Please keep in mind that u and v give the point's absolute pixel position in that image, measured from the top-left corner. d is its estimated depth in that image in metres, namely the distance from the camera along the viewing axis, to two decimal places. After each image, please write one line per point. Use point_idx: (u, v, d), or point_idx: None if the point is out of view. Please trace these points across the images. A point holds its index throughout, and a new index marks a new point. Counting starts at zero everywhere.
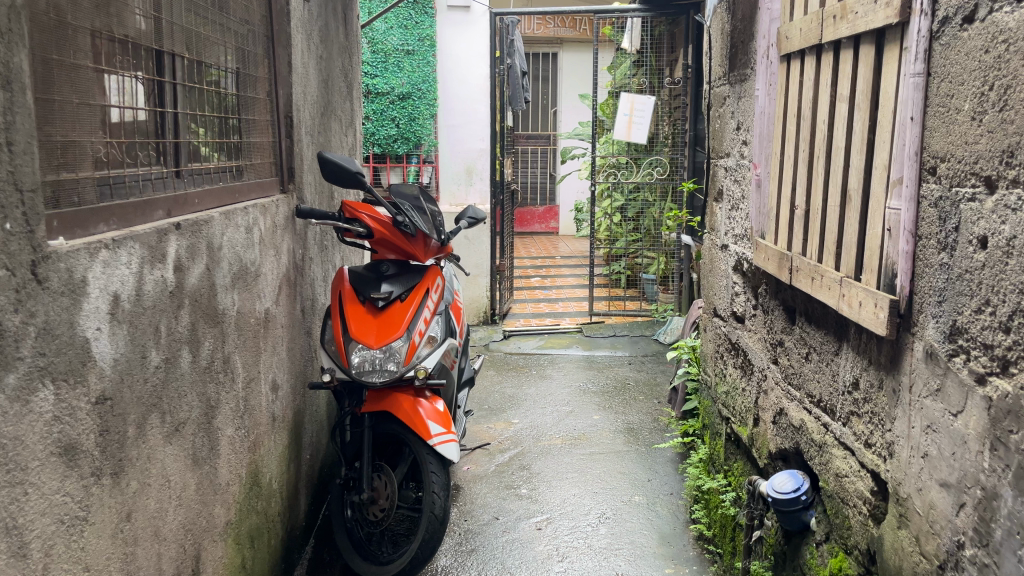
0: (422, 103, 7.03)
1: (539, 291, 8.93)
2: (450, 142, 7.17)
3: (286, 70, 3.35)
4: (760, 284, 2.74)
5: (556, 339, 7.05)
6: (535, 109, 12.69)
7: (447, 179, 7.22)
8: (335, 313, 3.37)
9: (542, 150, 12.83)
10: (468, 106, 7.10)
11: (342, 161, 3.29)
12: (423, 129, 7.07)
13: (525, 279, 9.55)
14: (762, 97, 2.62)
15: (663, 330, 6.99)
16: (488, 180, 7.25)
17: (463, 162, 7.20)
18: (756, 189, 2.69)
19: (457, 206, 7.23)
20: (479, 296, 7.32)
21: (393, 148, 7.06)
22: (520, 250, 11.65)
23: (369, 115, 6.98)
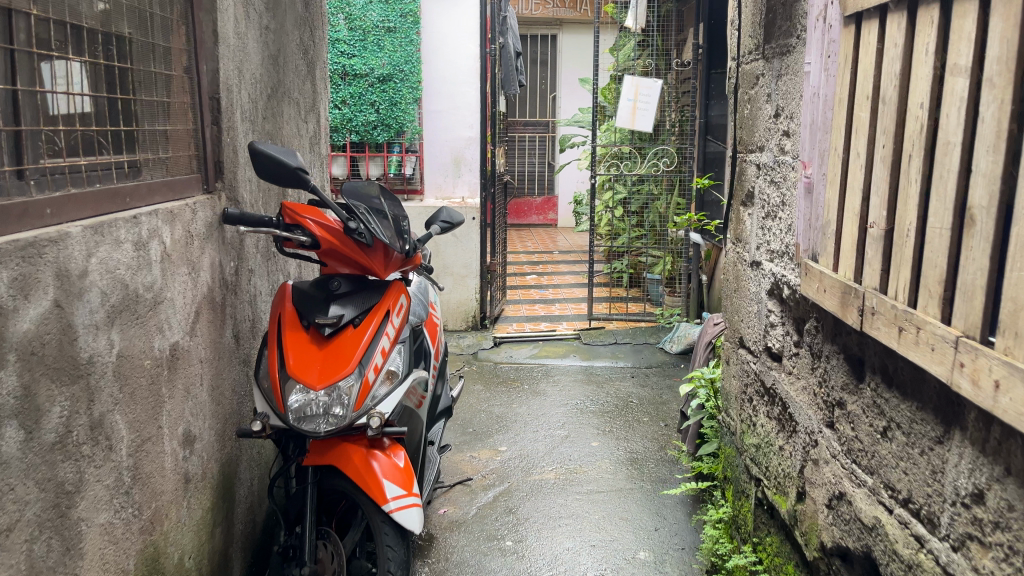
0: (405, 86, 6.33)
1: (535, 291, 8.29)
2: (436, 129, 6.53)
3: (211, 40, 2.70)
4: (809, 319, 2.10)
5: (552, 347, 6.42)
6: (533, 95, 12.02)
7: (432, 170, 6.59)
8: (272, 342, 2.74)
9: (540, 138, 12.16)
10: (455, 90, 6.48)
11: (279, 154, 2.64)
12: (406, 115, 6.36)
13: (521, 277, 8.90)
14: (815, 74, 1.98)
15: (668, 339, 6.36)
16: (478, 171, 6.62)
17: (451, 152, 6.57)
18: (804, 195, 2.05)
19: (444, 200, 6.61)
20: (468, 299, 6.67)
21: (372, 136, 6.36)
22: (515, 244, 11.00)
23: (346, 99, 6.27)
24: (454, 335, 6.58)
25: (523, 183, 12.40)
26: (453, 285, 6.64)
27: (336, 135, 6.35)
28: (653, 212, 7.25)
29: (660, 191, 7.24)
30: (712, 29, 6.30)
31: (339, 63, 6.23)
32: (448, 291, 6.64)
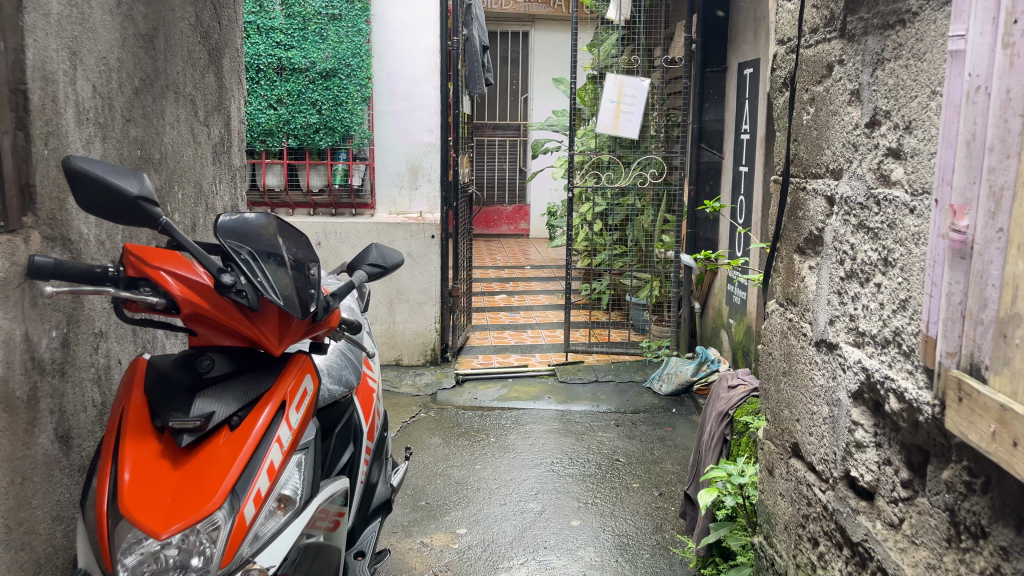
0: (352, 84, 5.44)
1: (504, 314, 7.43)
2: (389, 133, 5.66)
3: (11, 5, 1.81)
4: (951, 463, 1.26)
5: (523, 387, 5.54)
6: (502, 96, 11.18)
7: (385, 181, 5.72)
8: (106, 454, 1.83)
9: (510, 142, 11.30)
10: (411, 89, 5.63)
11: (109, 174, 1.74)
12: (353, 117, 5.46)
13: (489, 297, 8.04)
14: (974, 54, 1.15)
15: (654, 376, 5.54)
16: (438, 183, 5.76)
17: (406, 160, 5.70)
18: (948, 259, 1.21)
19: (399, 215, 5.74)
20: (426, 329, 5.77)
21: (313, 140, 5.44)
22: (484, 258, 10.13)
23: (282, 97, 5.38)
24: (409, 372, 5.69)
25: (493, 191, 11.54)
26: (409, 314, 5.74)
27: (271, 139, 5.43)
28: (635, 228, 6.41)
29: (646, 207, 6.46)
30: (732, 46, 5.40)
31: (274, 56, 5.33)
32: (403, 321, 5.75)
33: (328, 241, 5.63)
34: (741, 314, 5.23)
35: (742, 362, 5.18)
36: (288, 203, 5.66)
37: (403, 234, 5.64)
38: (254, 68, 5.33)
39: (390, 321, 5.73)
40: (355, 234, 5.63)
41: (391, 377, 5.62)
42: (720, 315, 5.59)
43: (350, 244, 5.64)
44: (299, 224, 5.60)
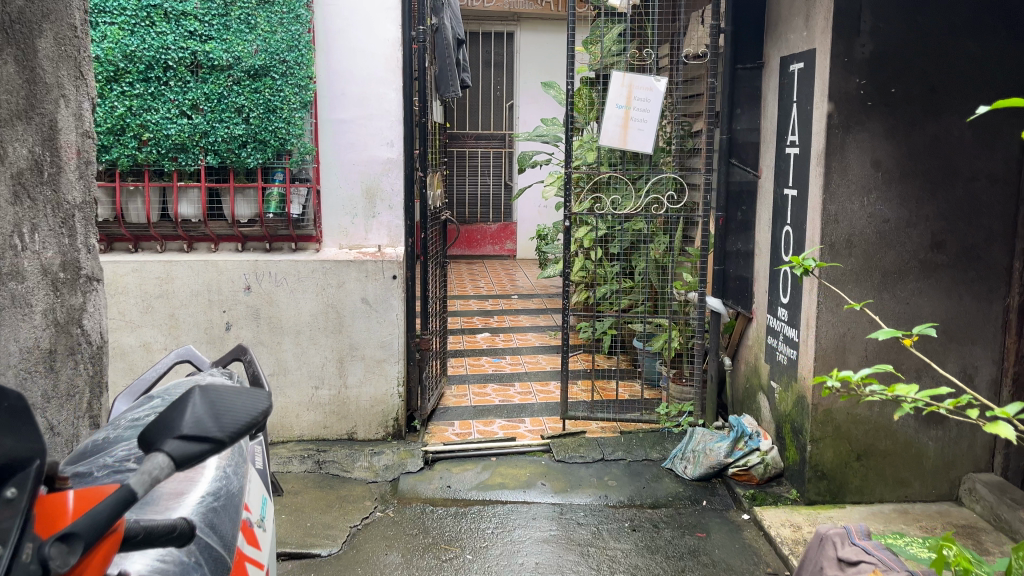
0: (288, 85, 4.24)
1: (488, 360, 6.23)
2: (338, 147, 4.50)
3: None
4: None
5: (509, 469, 4.35)
6: (485, 102, 10.05)
7: (334, 207, 4.54)
8: None
9: (494, 154, 10.16)
10: (365, 91, 4.48)
11: None
12: (289, 127, 4.26)
13: (470, 337, 6.85)
14: None
15: (676, 454, 4.38)
16: (400, 209, 4.58)
17: (360, 180, 4.53)
18: None
19: (352, 250, 4.56)
20: (388, 394, 4.56)
21: (238, 157, 4.25)
22: (465, 286, 8.93)
23: (198, 102, 4.18)
24: (364, 451, 4.48)
25: (475, 208, 10.36)
26: (365, 376, 4.53)
27: (183, 155, 4.22)
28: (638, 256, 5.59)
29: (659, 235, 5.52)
30: (769, 34, 4.26)
31: (187, 49, 4.12)
32: (357, 384, 4.54)
33: (261, 284, 4.41)
34: (788, 378, 4.06)
35: (791, 441, 4.00)
36: (210, 236, 4.44)
37: (355, 275, 4.45)
38: (160, 64, 4.12)
39: (340, 384, 4.53)
40: (295, 275, 4.42)
41: (341, 457, 4.42)
42: (759, 376, 4.44)
43: (288, 289, 4.42)
44: (222, 263, 4.37)
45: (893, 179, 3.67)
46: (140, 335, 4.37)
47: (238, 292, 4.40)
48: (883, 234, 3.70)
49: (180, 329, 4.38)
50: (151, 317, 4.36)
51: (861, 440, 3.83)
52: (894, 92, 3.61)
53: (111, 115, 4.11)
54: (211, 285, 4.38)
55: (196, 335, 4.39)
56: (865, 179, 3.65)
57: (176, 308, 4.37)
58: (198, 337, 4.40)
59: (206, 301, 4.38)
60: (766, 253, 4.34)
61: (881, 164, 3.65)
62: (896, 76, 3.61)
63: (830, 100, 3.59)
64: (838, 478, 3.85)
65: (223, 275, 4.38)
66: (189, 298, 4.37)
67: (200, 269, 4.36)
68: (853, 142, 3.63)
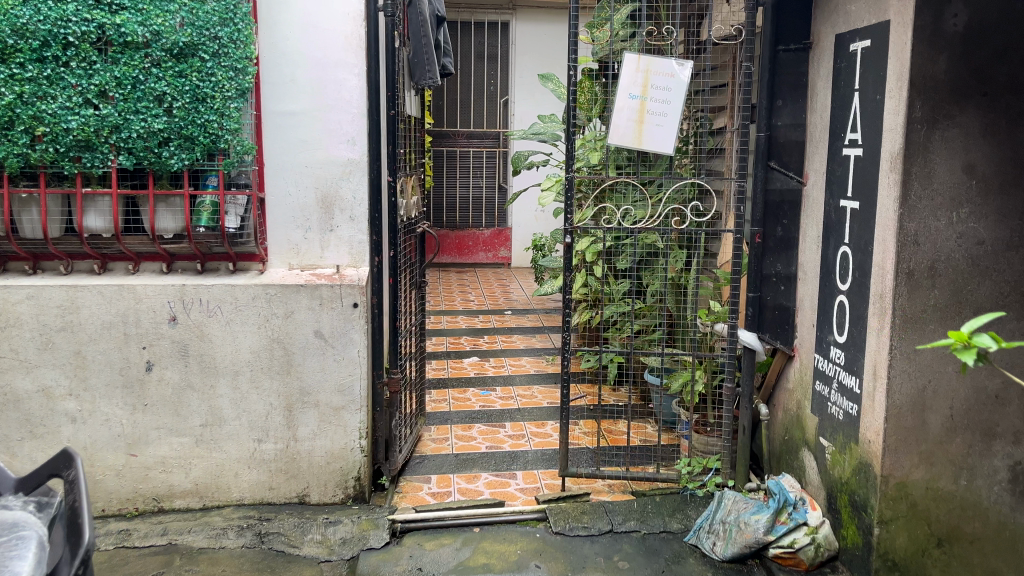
0: (220, 67, 3.40)
1: (475, 393, 5.38)
2: (286, 145, 3.66)
3: None
4: None
5: (495, 544, 3.51)
6: (478, 97, 9.23)
7: (282, 219, 3.71)
8: None
9: (487, 154, 9.34)
10: (320, 76, 3.64)
11: None
12: (222, 121, 3.43)
13: (456, 362, 6.00)
14: None
15: (701, 525, 3.55)
16: (364, 222, 3.74)
17: (314, 186, 3.70)
18: None
19: (304, 272, 3.72)
20: (347, 448, 3.72)
21: (158, 157, 3.41)
22: (454, 299, 8.09)
23: (108, 88, 3.33)
24: (317, 519, 3.64)
25: (467, 212, 9.53)
26: (319, 426, 3.70)
27: (88, 155, 3.36)
28: (653, 274, 4.74)
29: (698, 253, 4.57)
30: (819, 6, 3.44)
31: (92, 22, 3.27)
32: (309, 436, 3.70)
33: (189, 315, 3.56)
34: (846, 437, 3.23)
35: (851, 518, 3.17)
36: (128, 254, 3.58)
37: (306, 303, 3.61)
38: (58, 40, 3.27)
39: (289, 437, 3.69)
40: (232, 303, 3.58)
41: (288, 528, 3.57)
42: (803, 430, 3.61)
43: (224, 320, 3.58)
44: (142, 289, 3.52)
45: (991, 189, 2.85)
46: (37, 378, 3.52)
47: (161, 325, 3.55)
48: (976, 260, 2.88)
49: (88, 370, 3.53)
50: (51, 356, 3.51)
51: (941, 522, 3.02)
52: (993, 78, 2.80)
53: None
54: (127, 316, 3.52)
55: (109, 378, 3.55)
56: (954, 188, 2.83)
57: (82, 344, 3.52)
58: (112, 380, 3.56)
59: (120, 335, 3.53)
60: (814, 279, 3.50)
61: (976, 170, 2.83)
62: (994, 56, 2.79)
63: (912, 87, 2.76)
64: (913, 570, 3.03)
65: (142, 303, 3.53)
66: (99, 332, 3.52)
67: (114, 296, 3.51)
68: (940, 141, 2.80)
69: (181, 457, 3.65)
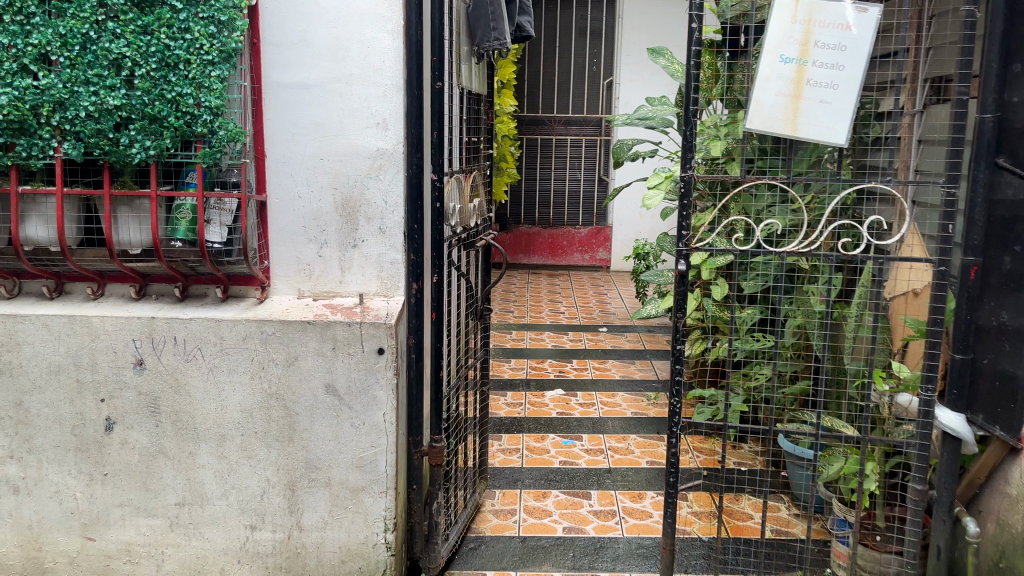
0: (197, 20, 2.43)
1: (555, 441, 4.26)
2: (294, 130, 2.68)
3: None
4: None
5: None
6: (578, 79, 8.15)
7: (290, 230, 2.74)
8: None
9: (587, 143, 8.23)
10: (340, 35, 2.62)
11: None
12: (199, 96, 2.47)
13: (536, 394, 4.93)
14: None
15: None
16: (399, 237, 2.73)
17: (332, 187, 2.71)
18: None
19: (317, 302, 2.75)
20: (367, 543, 2.73)
21: (114, 146, 2.48)
22: (542, 309, 7.02)
23: (49, 49, 2.43)
24: None
25: (561, 209, 8.45)
26: (330, 513, 2.72)
27: (24, 141, 2.48)
28: (796, 305, 3.53)
29: (857, 273, 3.34)
30: None
31: None
32: (317, 525, 2.73)
33: (160, 358, 2.64)
34: None
35: None
36: (87, 273, 2.69)
37: (315, 347, 2.63)
38: None
39: (290, 524, 2.73)
40: (216, 345, 2.63)
41: None
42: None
43: (205, 367, 2.64)
44: (99, 322, 2.61)
45: None
46: None
47: (124, 370, 2.64)
48: None
49: (32, 428, 2.67)
50: None
51: None
52: None
53: None
54: (80, 357, 2.63)
55: (58, 438, 2.68)
56: None
57: (25, 393, 2.66)
58: (62, 441, 2.68)
59: (72, 383, 2.65)
60: None
61: None
62: None
63: None
64: None
65: (98, 341, 2.63)
66: (45, 378, 2.65)
67: (64, 331, 2.62)
68: None
69: (151, 544, 2.74)
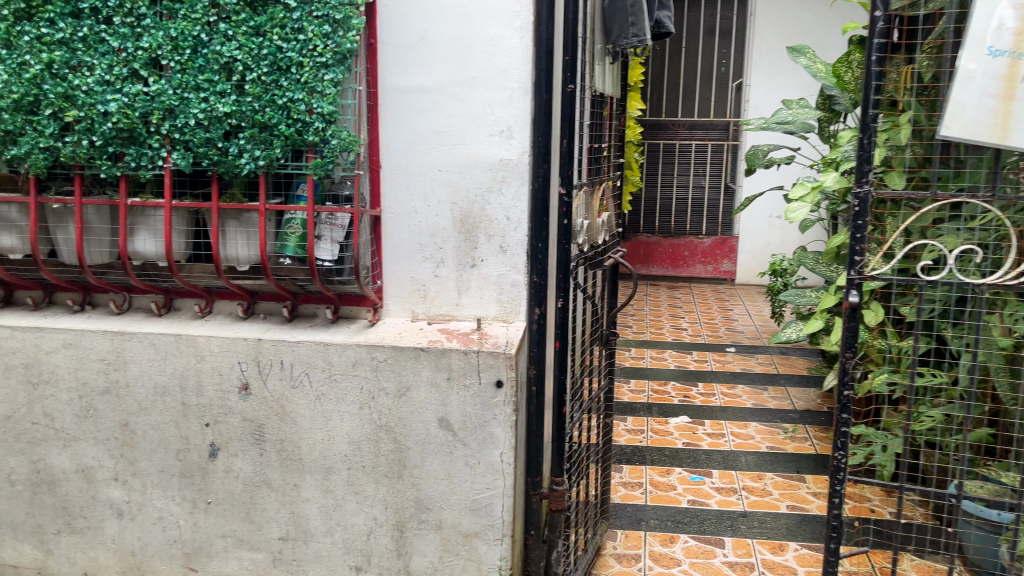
0: (311, 19, 2.24)
1: (682, 476, 3.89)
2: (412, 140, 2.45)
3: None
4: None
5: None
6: (705, 80, 7.68)
7: (404, 249, 2.52)
8: None
9: (713, 148, 7.77)
10: (463, 34, 2.38)
11: None
12: (312, 101, 2.27)
13: (660, 421, 4.57)
14: None
15: None
16: (522, 256, 2.46)
17: (450, 202, 2.46)
18: None
19: (432, 327, 2.51)
20: None
21: (223, 155, 2.32)
22: (663, 324, 6.63)
23: (160, 53, 2.30)
24: None
25: (684, 217, 8.01)
26: (440, 559, 2.47)
27: (133, 150, 2.36)
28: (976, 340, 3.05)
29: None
30: None
31: None
32: (426, 571, 2.49)
33: (266, 383, 2.46)
34: None
35: None
36: (194, 290, 2.55)
37: (429, 378, 2.38)
38: None
39: (398, 568, 2.50)
40: (324, 370, 2.43)
41: None
42: None
43: (312, 394, 2.45)
44: (205, 342, 2.46)
45: None
46: (75, 455, 2.58)
47: (230, 395, 2.48)
48: None
49: (137, 451, 2.55)
50: (92, 426, 2.56)
51: None
52: None
53: (21, 77, 2.33)
54: (186, 379, 2.49)
55: (162, 463, 2.55)
56: None
57: (131, 414, 2.54)
58: (167, 466, 2.55)
59: (177, 406, 2.51)
60: None
61: None
62: None
63: None
64: None
65: (204, 363, 2.48)
66: (150, 400, 2.52)
67: (170, 351, 2.48)
68: None
69: None
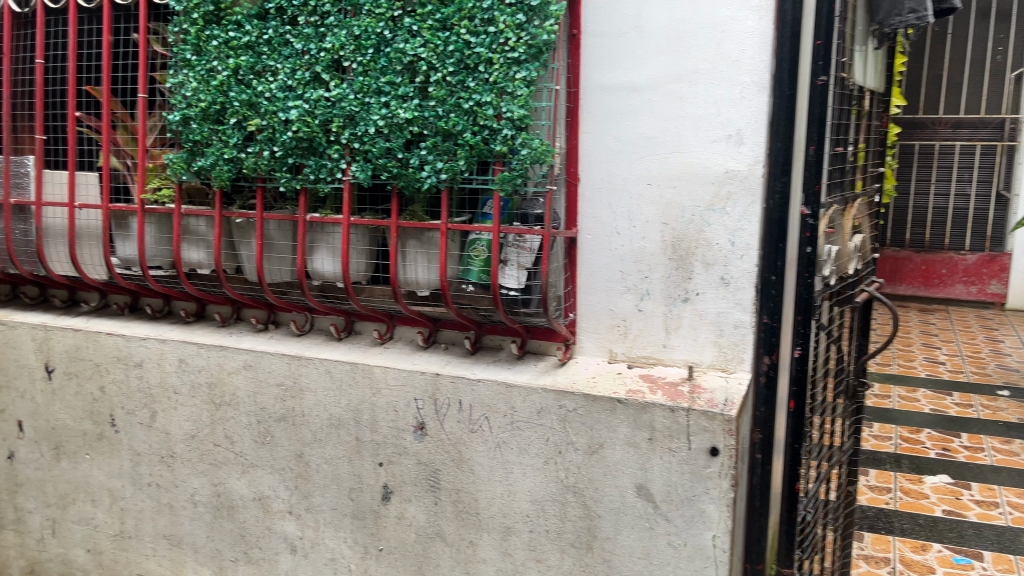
0: (504, 8, 1.91)
1: (943, 556, 3.16)
2: (617, 147, 2.05)
3: None
4: None
5: None
6: (976, 71, 6.58)
7: (603, 276, 2.13)
8: None
9: (983, 150, 6.64)
10: (685, 18, 1.94)
11: None
12: (502, 103, 1.94)
13: (911, 478, 3.81)
14: None
15: None
16: (748, 291, 1.97)
17: (661, 222, 2.03)
18: None
19: (633, 371, 2.09)
20: None
21: (403, 168, 2.05)
22: (913, 355, 5.70)
23: (342, 54, 2.07)
24: None
25: (942, 230, 6.92)
26: None
27: (313, 161, 2.16)
28: None
29: None
30: None
31: None
32: None
33: (443, 424, 2.17)
34: None
35: None
36: (374, 314, 2.32)
37: (627, 435, 1.97)
38: None
39: None
40: (506, 415, 2.09)
41: None
42: None
43: (492, 441, 2.12)
44: (381, 373, 2.22)
45: None
46: (253, 482, 2.45)
47: (405, 433, 2.22)
48: None
49: (311, 485, 2.37)
50: (269, 454, 2.41)
51: None
52: None
53: (208, 84, 2.21)
54: (360, 413, 2.27)
55: (336, 500, 2.34)
56: None
57: (306, 445, 2.36)
58: (340, 504, 2.34)
59: (351, 441, 2.29)
60: None
61: None
62: None
63: None
64: None
65: (379, 397, 2.23)
66: (325, 432, 2.32)
67: (345, 381, 2.27)
68: None
69: None
